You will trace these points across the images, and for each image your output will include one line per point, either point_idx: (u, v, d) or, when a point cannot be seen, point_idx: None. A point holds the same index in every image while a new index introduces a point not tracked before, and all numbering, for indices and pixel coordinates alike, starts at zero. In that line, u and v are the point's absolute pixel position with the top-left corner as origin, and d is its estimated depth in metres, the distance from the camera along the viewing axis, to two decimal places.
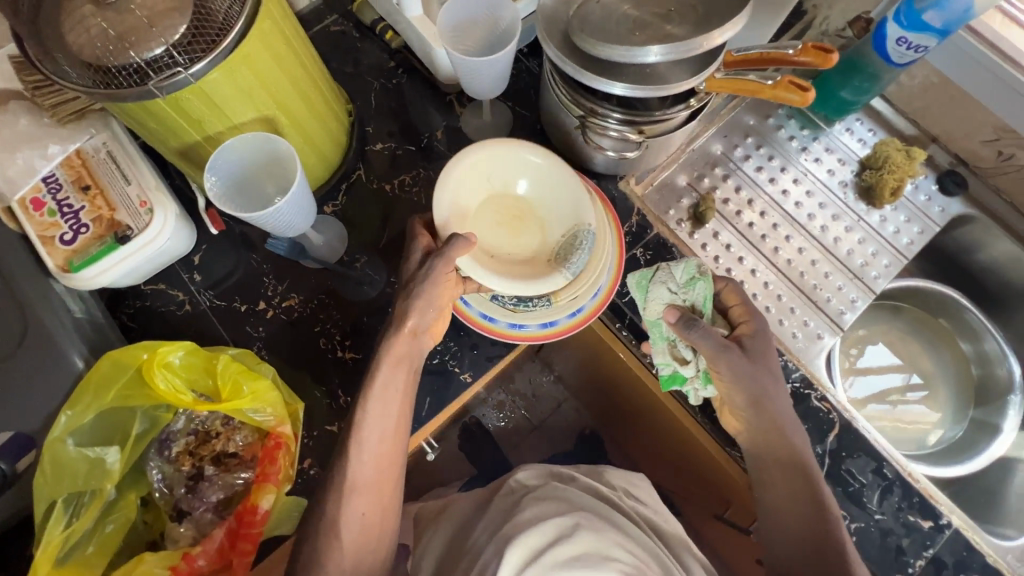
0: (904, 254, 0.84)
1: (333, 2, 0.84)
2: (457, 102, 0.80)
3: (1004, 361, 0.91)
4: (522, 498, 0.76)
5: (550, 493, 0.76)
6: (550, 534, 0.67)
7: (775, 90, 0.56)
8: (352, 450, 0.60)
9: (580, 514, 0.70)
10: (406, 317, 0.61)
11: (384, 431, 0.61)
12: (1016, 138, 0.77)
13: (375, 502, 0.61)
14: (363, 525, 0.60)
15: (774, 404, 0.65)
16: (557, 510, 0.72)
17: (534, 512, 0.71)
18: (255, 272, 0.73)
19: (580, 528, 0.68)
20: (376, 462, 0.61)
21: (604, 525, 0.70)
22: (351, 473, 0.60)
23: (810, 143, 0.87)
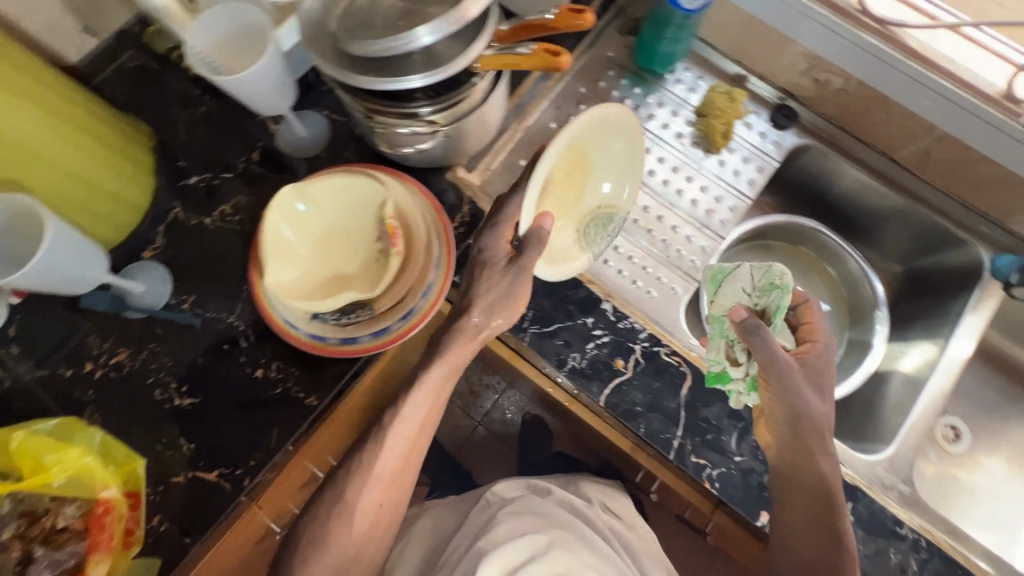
0: (747, 195, 0.85)
1: (125, 36, 0.80)
2: (271, 120, 0.78)
3: (867, 281, 0.93)
4: (499, 512, 0.83)
5: (528, 508, 0.83)
6: (529, 550, 0.74)
7: (535, 61, 0.56)
8: (385, 439, 0.64)
9: (554, 532, 0.78)
10: (485, 314, 0.65)
11: (414, 425, 0.65)
12: (826, 64, 0.78)
13: (388, 494, 0.66)
14: (375, 513, 0.65)
15: (812, 424, 0.64)
16: (535, 526, 0.79)
17: (510, 527, 0.78)
18: (76, 333, 0.69)
19: (554, 546, 0.75)
20: (398, 455, 0.65)
21: (576, 542, 0.78)
22: (374, 464, 0.64)
23: (643, 101, 0.87)
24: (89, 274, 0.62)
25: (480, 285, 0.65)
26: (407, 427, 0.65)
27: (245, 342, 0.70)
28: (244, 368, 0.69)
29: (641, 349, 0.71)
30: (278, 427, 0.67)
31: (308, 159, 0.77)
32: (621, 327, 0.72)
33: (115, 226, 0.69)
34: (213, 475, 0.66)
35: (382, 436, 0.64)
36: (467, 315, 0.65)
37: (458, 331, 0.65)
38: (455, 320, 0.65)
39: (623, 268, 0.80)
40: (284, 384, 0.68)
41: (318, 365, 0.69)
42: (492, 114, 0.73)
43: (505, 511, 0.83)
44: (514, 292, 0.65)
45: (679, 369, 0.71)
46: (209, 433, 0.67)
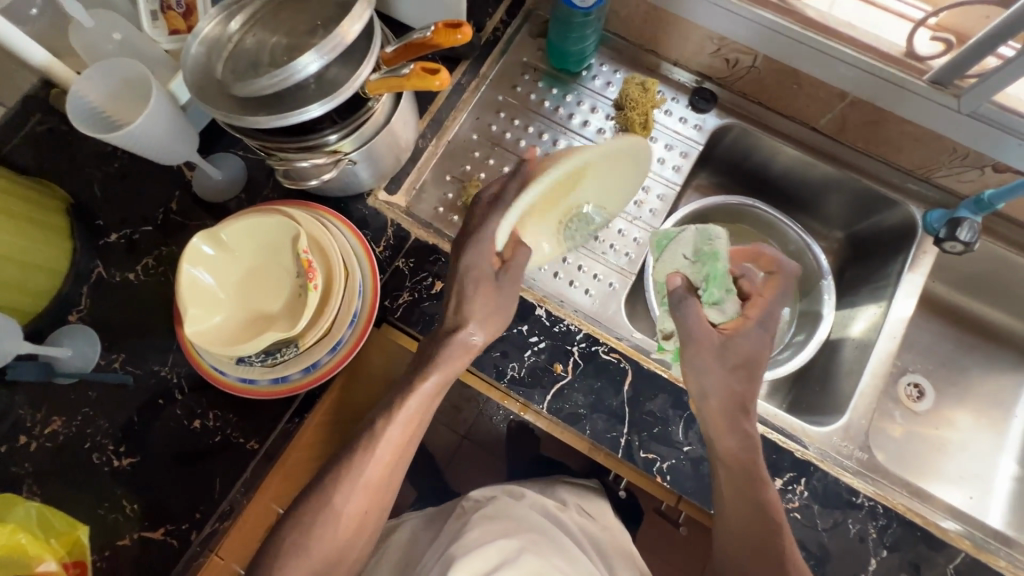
0: (675, 182, 0.85)
1: (31, 101, 0.79)
2: (186, 167, 0.77)
3: (808, 250, 0.93)
4: (472, 516, 0.84)
5: (499, 510, 0.85)
6: (497, 557, 0.75)
7: (414, 81, 0.55)
8: (376, 442, 0.61)
9: (526, 538, 0.80)
10: (466, 317, 0.64)
11: (406, 430, 0.62)
12: (731, 44, 0.79)
13: (375, 503, 0.62)
14: (359, 522, 0.61)
15: (727, 406, 0.63)
16: (505, 531, 0.80)
17: (479, 532, 0.79)
18: (7, 407, 0.69)
19: (525, 551, 0.77)
20: (386, 463, 0.61)
21: (548, 546, 0.80)
22: (363, 471, 0.60)
23: (562, 101, 0.88)
24: (1, 343, 0.61)
25: (467, 277, 0.64)
26: (399, 433, 0.62)
27: (179, 393, 0.69)
28: (180, 421, 0.68)
29: (579, 350, 0.71)
30: (220, 476, 0.66)
31: (227, 201, 0.76)
32: (557, 330, 0.71)
33: (37, 287, 0.69)
34: (159, 533, 0.65)
35: (375, 437, 0.61)
36: (460, 329, 0.64)
37: (450, 338, 0.64)
38: (446, 328, 0.64)
39: (558, 270, 0.80)
40: (222, 432, 0.68)
41: (255, 408, 0.68)
42: (401, 133, 0.73)
43: (478, 516, 0.84)
44: (502, 296, 0.65)
45: (619, 366, 0.70)
46: (151, 492, 0.66)
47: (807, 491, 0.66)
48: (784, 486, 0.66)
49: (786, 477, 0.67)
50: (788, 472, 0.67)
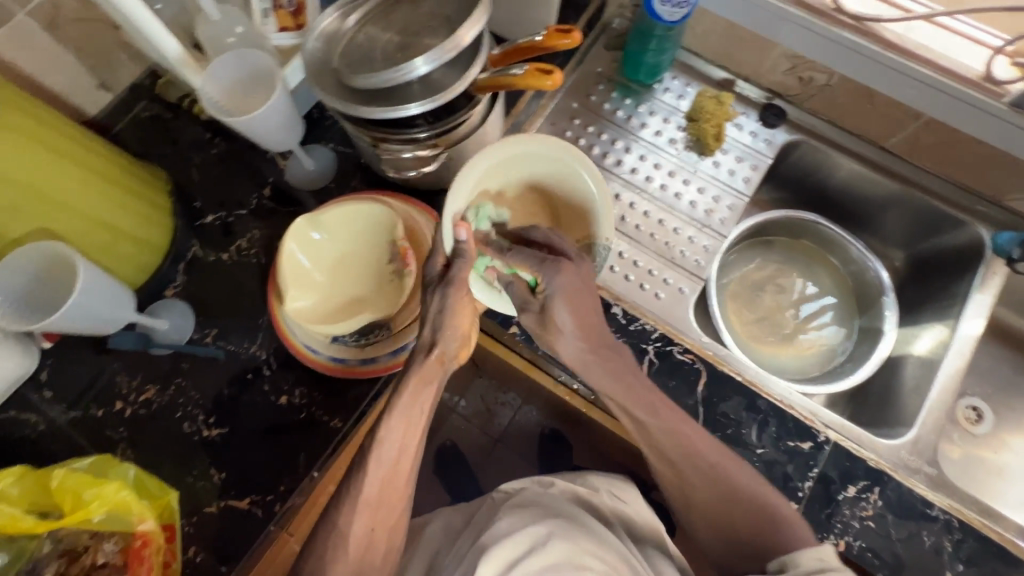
0: (744, 193, 0.87)
1: (138, 89, 0.84)
2: (280, 156, 0.81)
3: (870, 266, 0.95)
4: (503, 510, 0.79)
5: (530, 501, 0.80)
6: (524, 544, 0.69)
7: (527, 80, 0.58)
8: (368, 462, 0.64)
9: (556, 523, 0.72)
10: (436, 341, 0.64)
11: (397, 450, 0.65)
12: (807, 62, 0.81)
13: (381, 517, 0.65)
14: (366, 541, 0.63)
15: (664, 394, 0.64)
16: (533, 520, 0.74)
17: (511, 522, 0.74)
18: (106, 374, 0.72)
19: (554, 537, 0.69)
20: (380, 480, 0.64)
21: (577, 531, 0.72)
22: (361, 488, 0.63)
23: (635, 111, 0.90)
24: (116, 313, 0.63)
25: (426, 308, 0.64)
26: (391, 452, 0.64)
27: (268, 370, 0.71)
28: (267, 396, 0.71)
29: (654, 349, 0.72)
30: (304, 451, 0.69)
31: (317, 190, 0.80)
32: (632, 329, 0.73)
33: (140, 265, 0.72)
34: (245, 503, 0.67)
35: (375, 444, 0.64)
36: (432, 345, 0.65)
37: (416, 360, 0.65)
38: (415, 351, 0.65)
39: (629, 273, 0.82)
40: (308, 410, 0.70)
41: (340, 388, 0.70)
42: (491, 135, 0.76)
43: (507, 509, 0.79)
44: (456, 307, 0.64)
45: (694, 366, 0.72)
46: (238, 462, 0.69)
47: (881, 500, 0.67)
48: (857, 494, 0.67)
49: (859, 485, 0.68)
50: (862, 480, 0.68)
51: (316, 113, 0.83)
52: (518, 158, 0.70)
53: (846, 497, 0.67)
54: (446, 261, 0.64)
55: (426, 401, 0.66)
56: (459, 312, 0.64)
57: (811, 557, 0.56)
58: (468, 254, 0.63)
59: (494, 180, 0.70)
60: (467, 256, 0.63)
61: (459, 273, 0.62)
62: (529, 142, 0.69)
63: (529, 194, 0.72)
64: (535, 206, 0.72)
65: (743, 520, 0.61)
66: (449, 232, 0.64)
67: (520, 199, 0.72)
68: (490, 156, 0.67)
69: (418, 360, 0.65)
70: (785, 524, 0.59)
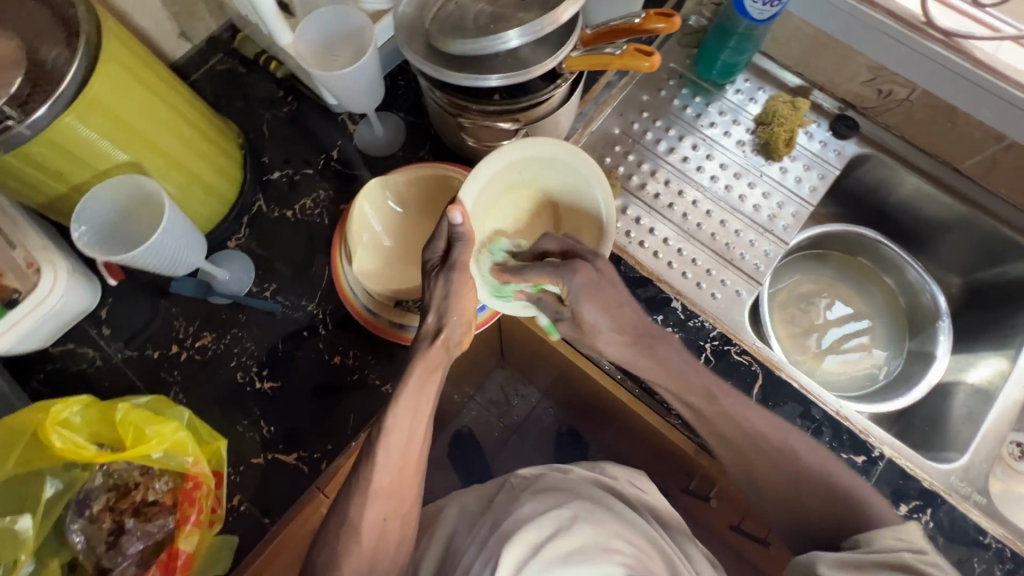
0: (809, 201, 0.86)
1: (216, 41, 0.84)
2: (350, 121, 0.81)
3: (926, 289, 0.93)
4: (520, 493, 0.62)
5: (552, 483, 0.62)
6: (548, 526, 0.54)
7: (625, 60, 0.61)
8: (376, 452, 0.58)
9: (579, 505, 0.58)
10: (441, 326, 0.62)
11: (406, 437, 0.59)
12: (889, 75, 0.80)
13: (395, 508, 0.59)
14: (379, 531, 0.57)
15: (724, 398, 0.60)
16: (557, 501, 0.59)
17: (534, 505, 0.58)
18: (164, 317, 0.73)
19: (579, 519, 0.55)
20: (393, 468, 0.58)
21: (605, 513, 0.57)
22: (371, 478, 0.58)
23: (704, 109, 0.89)
24: (189, 257, 0.65)
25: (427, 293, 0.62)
26: (400, 439, 0.58)
27: (323, 329, 0.72)
28: (322, 354, 0.71)
29: (712, 347, 0.73)
30: (355, 412, 0.69)
31: (384, 157, 0.80)
32: (691, 325, 0.74)
33: (207, 215, 0.72)
34: (292, 458, 0.68)
35: (382, 433, 0.58)
36: (442, 330, 0.62)
37: (420, 345, 0.62)
38: (418, 338, 0.62)
39: (687, 270, 0.81)
40: (360, 371, 0.71)
41: (395, 354, 0.71)
42: (565, 120, 0.75)
43: (527, 491, 0.62)
44: (465, 290, 0.62)
45: (750, 368, 0.72)
46: (288, 417, 0.69)
47: (932, 522, 0.66)
48: (908, 513, 0.66)
49: (911, 505, 0.67)
50: (915, 500, 0.67)
51: (391, 81, 0.83)
52: (535, 161, 0.68)
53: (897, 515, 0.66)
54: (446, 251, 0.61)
55: (433, 389, 0.62)
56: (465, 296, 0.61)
57: (891, 538, 0.52)
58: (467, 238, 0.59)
59: (509, 176, 0.67)
60: (466, 240, 0.59)
61: (461, 258, 0.60)
62: (552, 147, 0.66)
63: (533, 196, 0.70)
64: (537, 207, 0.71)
65: (815, 496, 0.58)
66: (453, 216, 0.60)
67: (524, 198, 0.70)
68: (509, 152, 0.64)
69: (423, 347, 0.61)
70: (866, 508, 0.56)
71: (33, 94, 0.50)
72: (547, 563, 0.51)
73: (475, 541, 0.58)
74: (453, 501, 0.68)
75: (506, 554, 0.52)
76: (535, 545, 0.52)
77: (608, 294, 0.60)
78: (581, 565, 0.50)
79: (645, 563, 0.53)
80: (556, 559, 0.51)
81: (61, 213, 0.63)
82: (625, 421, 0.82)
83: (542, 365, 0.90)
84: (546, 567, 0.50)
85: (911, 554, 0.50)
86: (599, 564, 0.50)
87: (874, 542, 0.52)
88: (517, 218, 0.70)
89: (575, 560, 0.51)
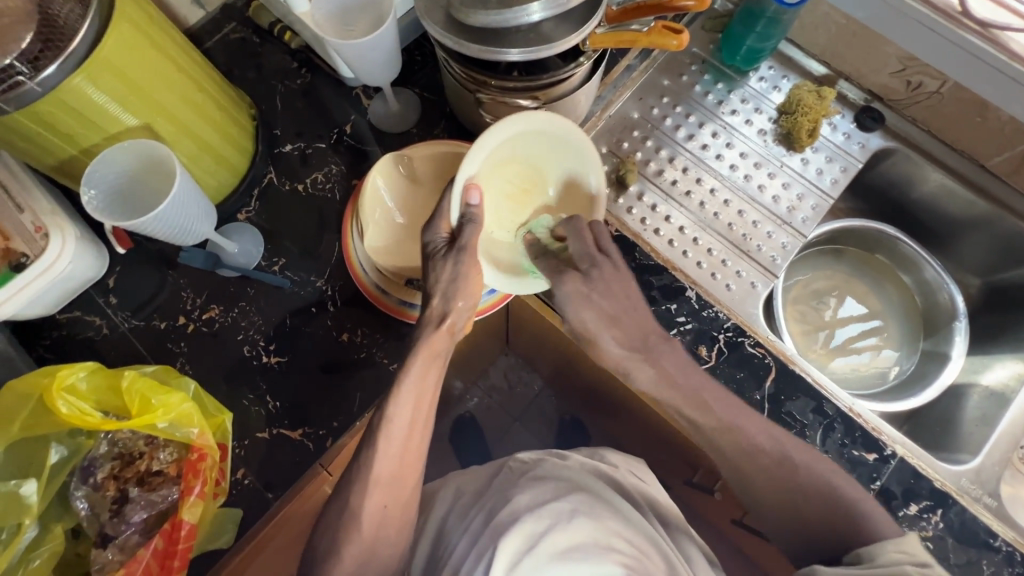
0: (830, 194, 0.84)
1: (230, 9, 0.83)
2: (364, 95, 0.80)
3: (944, 288, 0.91)
4: (519, 479, 0.61)
5: (554, 471, 0.62)
6: (547, 518, 0.53)
7: (651, 38, 0.60)
8: (377, 439, 0.57)
9: (580, 498, 0.56)
10: (446, 312, 0.60)
11: (408, 424, 0.58)
12: (920, 65, 0.77)
13: (395, 496, 0.57)
14: (380, 520, 0.56)
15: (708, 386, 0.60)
16: (557, 491, 0.57)
17: (533, 495, 0.57)
18: (172, 288, 0.72)
19: (578, 513, 0.54)
20: (394, 457, 0.57)
21: (604, 509, 0.56)
22: (372, 466, 0.56)
23: (726, 97, 0.87)
24: (198, 227, 0.64)
25: (430, 276, 0.61)
26: (402, 426, 0.57)
27: (332, 306, 0.71)
28: (329, 331, 0.70)
29: (725, 338, 0.72)
30: (361, 391, 0.68)
31: (398, 134, 0.79)
32: (705, 315, 0.72)
33: (218, 186, 0.71)
34: (296, 434, 0.67)
35: (384, 420, 0.57)
36: (449, 313, 0.60)
37: (425, 331, 0.61)
38: (424, 322, 0.61)
39: (702, 259, 0.80)
40: (368, 349, 0.70)
41: (403, 333, 0.70)
42: (585, 101, 0.73)
43: (528, 477, 0.61)
44: (470, 274, 0.61)
45: (763, 361, 0.71)
46: (294, 392, 0.68)
47: (943, 523, 0.65)
48: (918, 512, 0.66)
49: (921, 504, 0.66)
50: (925, 500, 0.66)
51: (407, 56, 0.81)
52: (528, 134, 0.66)
53: (907, 514, 0.66)
54: (452, 233, 0.62)
55: (435, 379, 0.60)
56: (472, 278, 0.61)
57: (894, 551, 0.49)
58: (477, 218, 0.61)
59: (502, 152, 0.66)
60: (477, 223, 0.61)
61: (469, 239, 0.60)
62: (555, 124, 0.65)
63: (526, 171, 0.70)
64: (530, 181, 0.70)
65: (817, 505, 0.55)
66: (459, 198, 0.62)
67: (517, 173, 0.69)
68: (505, 130, 0.63)
69: (428, 333, 0.60)
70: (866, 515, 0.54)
71: (44, 52, 0.48)
72: (541, 560, 0.50)
73: (472, 528, 0.57)
74: (451, 484, 0.67)
75: (500, 549, 0.51)
76: (531, 540, 0.51)
77: (598, 298, 0.63)
78: (578, 563, 0.49)
79: (645, 564, 0.51)
80: (551, 556, 0.50)
81: (70, 176, 0.62)
82: (631, 410, 0.81)
83: (547, 352, 0.89)
84: (540, 564, 0.50)
85: (913, 568, 0.47)
86: (597, 562, 0.49)
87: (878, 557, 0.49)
88: (510, 193, 0.70)
89: (572, 557, 0.50)
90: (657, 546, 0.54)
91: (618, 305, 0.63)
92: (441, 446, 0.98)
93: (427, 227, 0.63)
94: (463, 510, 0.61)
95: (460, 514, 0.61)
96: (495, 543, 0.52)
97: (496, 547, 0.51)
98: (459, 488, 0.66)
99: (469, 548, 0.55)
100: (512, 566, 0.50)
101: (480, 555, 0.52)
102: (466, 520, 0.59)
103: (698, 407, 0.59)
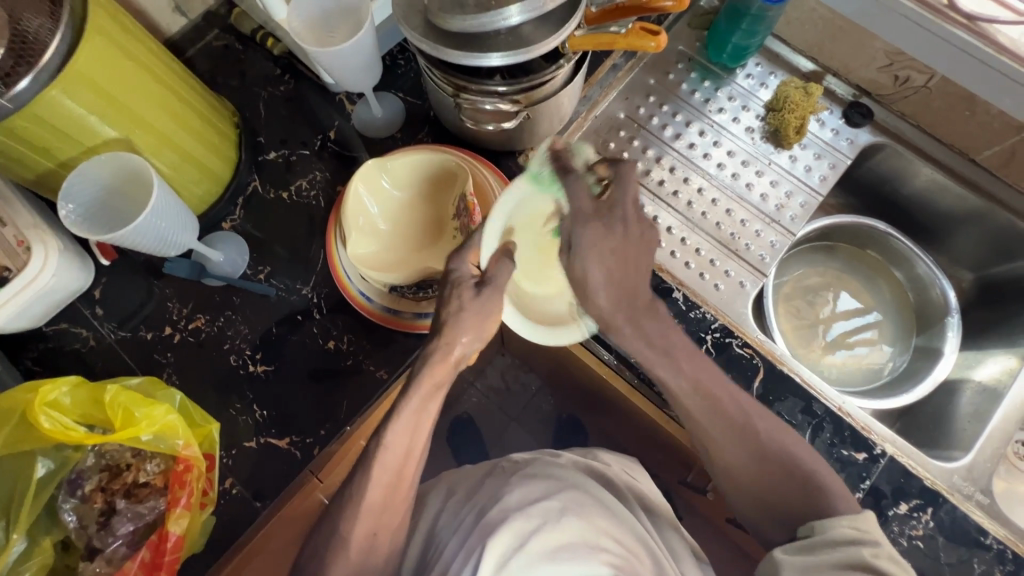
0: (819, 191, 0.84)
1: (212, 17, 0.82)
2: (348, 100, 0.80)
3: (936, 283, 0.90)
4: (510, 477, 0.61)
5: (544, 469, 0.62)
6: (536, 517, 0.53)
7: (629, 39, 0.60)
8: (372, 465, 0.57)
9: (568, 496, 0.56)
10: (454, 343, 0.60)
11: (404, 452, 0.58)
12: (907, 60, 0.76)
13: (387, 522, 0.57)
14: (368, 546, 0.56)
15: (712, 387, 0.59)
16: (545, 489, 0.57)
17: (522, 493, 0.57)
18: (159, 298, 0.72)
19: (567, 512, 0.54)
20: (387, 481, 0.57)
21: (595, 507, 0.56)
22: (365, 490, 0.56)
23: (713, 95, 0.87)
24: (180, 238, 0.64)
25: (449, 305, 0.60)
26: (396, 455, 0.57)
27: (318, 313, 0.71)
28: (316, 339, 0.70)
29: (713, 339, 0.71)
30: (348, 399, 0.68)
31: (382, 139, 0.79)
32: (692, 316, 0.72)
33: (201, 195, 0.71)
34: (284, 442, 0.67)
35: (381, 445, 0.57)
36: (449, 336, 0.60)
37: (430, 359, 0.60)
38: (429, 350, 0.60)
39: (690, 260, 0.79)
40: (355, 357, 0.70)
41: (391, 340, 0.70)
42: (568, 103, 0.73)
43: (516, 475, 0.61)
44: (485, 313, 0.61)
45: (751, 361, 0.70)
46: (282, 402, 0.68)
47: (933, 522, 0.65)
48: (908, 511, 0.65)
49: (911, 503, 0.66)
50: (915, 499, 0.66)
51: (390, 60, 0.81)
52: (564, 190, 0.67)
53: (897, 514, 0.65)
54: (480, 270, 0.62)
55: (435, 408, 0.60)
56: (492, 317, 0.61)
57: (847, 527, 0.51)
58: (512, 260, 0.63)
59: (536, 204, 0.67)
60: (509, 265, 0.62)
61: (501, 279, 0.62)
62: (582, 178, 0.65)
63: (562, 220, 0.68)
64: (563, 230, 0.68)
65: (779, 485, 0.57)
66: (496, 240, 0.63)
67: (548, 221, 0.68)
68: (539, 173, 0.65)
69: (434, 361, 0.59)
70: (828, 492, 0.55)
71: (17, 67, 0.48)
72: (532, 558, 0.49)
73: (459, 531, 0.56)
74: (441, 483, 0.67)
75: (490, 546, 0.50)
76: (522, 537, 0.51)
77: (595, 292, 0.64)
78: (566, 562, 0.49)
79: (633, 564, 0.51)
80: (541, 555, 0.49)
81: (52, 190, 0.62)
82: (622, 409, 0.81)
83: (539, 352, 0.89)
84: (531, 564, 0.49)
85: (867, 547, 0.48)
86: (585, 562, 0.49)
87: (832, 530, 0.51)
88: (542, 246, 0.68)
89: (562, 557, 0.49)
90: (646, 542, 0.54)
91: (604, 308, 0.63)
92: (437, 447, 0.98)
93: (456, 254, 0.63)
94: (452, 509, 0.61)
95: (446, 516, 0.61)
96: (479, 547, 0.51)
97: (485, 544, 0.50)
98: (448, 488, 0.65)
99: (456, 549, 0.54)
100: (502, 564, 0.49)
101: (466, 555, 0.51)
102: (455, 519, 0.59)
103: (685, 404, 0.60)
